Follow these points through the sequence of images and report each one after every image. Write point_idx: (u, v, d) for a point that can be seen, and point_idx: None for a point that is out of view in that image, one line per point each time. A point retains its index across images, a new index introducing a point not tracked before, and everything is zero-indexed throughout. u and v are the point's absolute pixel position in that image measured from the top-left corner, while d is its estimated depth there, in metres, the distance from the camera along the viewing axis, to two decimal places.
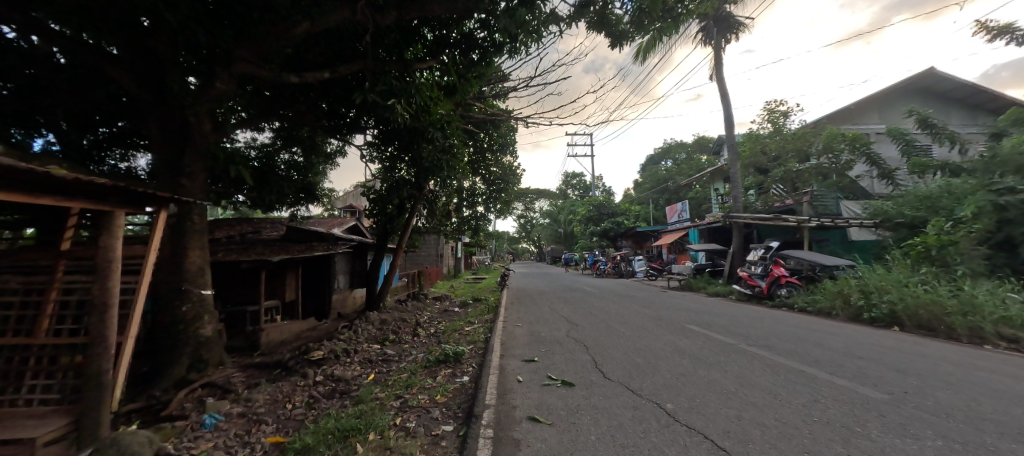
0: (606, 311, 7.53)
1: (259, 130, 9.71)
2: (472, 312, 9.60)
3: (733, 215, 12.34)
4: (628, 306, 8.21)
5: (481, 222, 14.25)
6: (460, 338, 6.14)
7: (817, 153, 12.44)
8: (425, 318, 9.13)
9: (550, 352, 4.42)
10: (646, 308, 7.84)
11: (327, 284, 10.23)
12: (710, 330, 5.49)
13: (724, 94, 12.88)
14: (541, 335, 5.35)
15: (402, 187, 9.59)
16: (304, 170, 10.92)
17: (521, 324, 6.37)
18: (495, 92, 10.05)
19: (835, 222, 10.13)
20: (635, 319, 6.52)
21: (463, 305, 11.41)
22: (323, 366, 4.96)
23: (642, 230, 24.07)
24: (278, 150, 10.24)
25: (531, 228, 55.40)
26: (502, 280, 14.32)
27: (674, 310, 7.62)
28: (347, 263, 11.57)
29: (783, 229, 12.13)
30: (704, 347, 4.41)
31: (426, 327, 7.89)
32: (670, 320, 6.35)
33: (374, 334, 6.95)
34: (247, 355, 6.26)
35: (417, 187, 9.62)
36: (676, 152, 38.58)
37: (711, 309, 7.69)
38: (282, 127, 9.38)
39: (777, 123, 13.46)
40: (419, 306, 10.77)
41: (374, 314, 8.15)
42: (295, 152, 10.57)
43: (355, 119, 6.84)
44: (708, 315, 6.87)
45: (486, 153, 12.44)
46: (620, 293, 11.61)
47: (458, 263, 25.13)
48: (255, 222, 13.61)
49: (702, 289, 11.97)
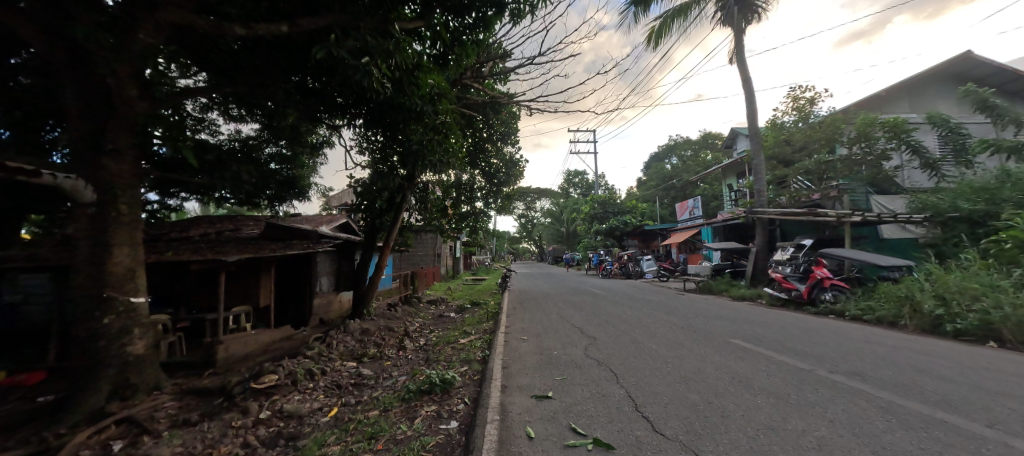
0: (627, 319, 6.42)
1: (240, 119, 8.60)
2: (469, 319, 8.49)
3: (757, 209, 11.26)
4: (650, 313, 7.08)
5: (480, 218, 13.15)
6: (452, 357, 5.00)
7: (848, 142, 11.29)
8: (416, 326, 8.03)
9: (568, 383, 3.30)
10: (673, 316, 6.71)
11: (309, 287, 9.17)
12: (765, 348, 4.35)
13: (746, 78, 11.75)
14: (555, 354, 4.24)
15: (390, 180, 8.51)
16: (288, 163, 9.84)
17: (527, 337, 5.25)
18: (494, 71, 8.96)
19: (878, 217, 8.99)
20: (664, 330, 5.39)
21: (460, 310, 10.28)
22: (275, 396, 3.86)
23: (649, 228, 22.93)
24: (261, 141, 9.14)
25: (533, 227, 54.23)
26: (503, 281, 13.22)
27: (707, 318, 6.47)
28: (333, 264, 10.50)
29: (815, 225, 10.99)
30: (776, 376, 3.28)
31: (415, 338, 6.79)
32: (709, 332, 5.21)
33: (351, 348, 5.83)
34: (195, 376, 5.15)
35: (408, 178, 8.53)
36: (682, 148, 37.21)
37: (750, 317, 6.56)
38: (262, 115, 8.25)
39: (803, 111, 12.35)
40: (411, 311, 9.64)
41: (356, 322, 7.03)
42: (282, 145, 9.46)
43: (328, 93, 5.72)
44: (751, 325, 5.75)
45: (485, 143, 11.35)
46: (633, 296, 10.50)
47: (456, 263, 23.96)
48: (236, 218, 12.54)
49: (723, 292, 10.84)
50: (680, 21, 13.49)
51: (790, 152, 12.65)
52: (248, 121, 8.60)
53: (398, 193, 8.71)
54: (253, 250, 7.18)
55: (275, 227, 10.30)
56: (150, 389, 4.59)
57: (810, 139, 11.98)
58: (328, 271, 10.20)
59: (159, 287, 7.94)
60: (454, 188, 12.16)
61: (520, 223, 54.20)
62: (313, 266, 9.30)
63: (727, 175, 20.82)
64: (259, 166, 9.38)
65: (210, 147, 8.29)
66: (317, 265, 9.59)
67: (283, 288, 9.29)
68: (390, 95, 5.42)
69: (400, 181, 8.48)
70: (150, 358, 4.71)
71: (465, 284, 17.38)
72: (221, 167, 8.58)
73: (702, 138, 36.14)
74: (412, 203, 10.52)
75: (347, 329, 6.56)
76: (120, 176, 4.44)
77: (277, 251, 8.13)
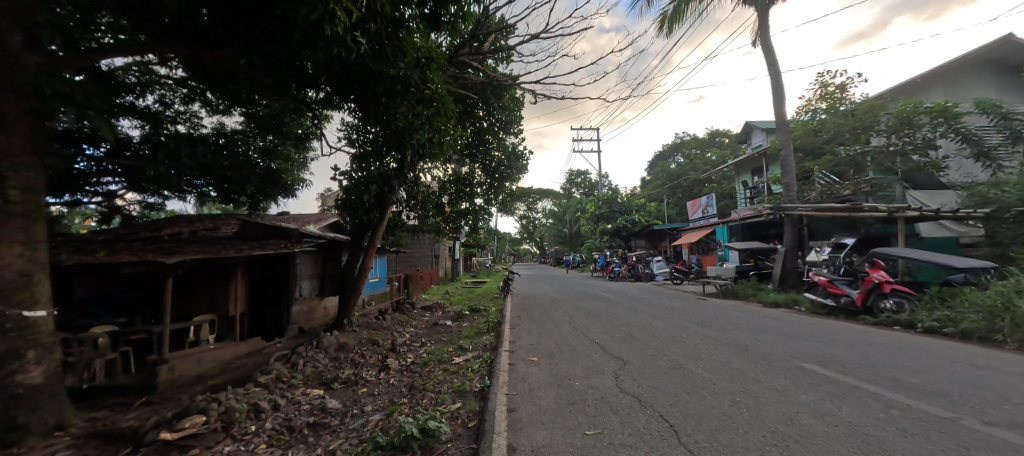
0: (657, 332, 5.34)
1: (228, 112, 7.60)
2: (468, 329, 7.41)
3: (786, 205, 10.22)
4: (680, 324, 5.99)
5: (480, 216, 12.09)
6: (442, 386, 3.89)
7: (887, 130, 10.22)
8: (406, 338, 6.95)
9: (605, 442, 2.23)
10: (709, 328, 5.62)
11: (287, 292, 8.14)
12: (856, 377, 3.28)
13: (772, 62, 10.69)
14: (579, 389, 3.15)
15: (376, 172, 7.51)
16: (273, 156, 8.82)
17: (538, 359, 4.16)
18: (495, 47, 7.92)
19: (934, 211, 7.93)
20: (709, 349, 4.32)
21: (457, 318, 9.20)
22: (197, 450, 2.78)
23: (658, 228, 21.81)
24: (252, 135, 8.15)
25: (534, 228, 53.00)
26: (505, 284, 12.13)
27: (752, 331, 5.37)
28: (317, 265, 9.46)
29: (850, 222, 9.94)
30: (917, 434, 2.21)
31: (402, 354, 5.72)
32: (770, 353, 4.10)
33: (321, 369, 4.76)
34: (123, 412, 4.07)
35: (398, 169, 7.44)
36: (689, 146, 35.86)
37: (804, 330, 5.45)
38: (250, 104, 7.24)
39: (833, 99, 11.34)
40: (403, 320, 8.54)
41: (332, 334, 5.95)
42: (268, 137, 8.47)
43: (296, 58, 4.68)
44: (813, 342, 4.66)
45: (486, 133, 10.43)
46: (652, 302, 9.42)
47: (455, 265, 22.84)
48: (214, 217, 11.48)
49: (750, 297, 9.70)
50: (697, 3, 12.44)
51: (820, 142, 11.56)
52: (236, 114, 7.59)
53: (389, 199, 7.64)
54: (218, 251, 6.16)
55: (255, 225, 9.28)
56: (48, 431, 3.43)
57: (842, 127, 10.89)
58: (311, 273, 9.16)
59: (111, 293, 6.91)
60: (452, 183, 11.17)
61: (522, 224, 52.94)
62: (292, 269, 8.26)
63: (740, 172, 19.66)
64: (242, 158, 8.35)
65: (194, 141, 7.26)
66: (298, 267, 8.53)
67: (259, 292, 8.26)
68: (365, 54, 4.38)
69: (395, 188, 7.41)
70: (54, 392, 3.56)
71: (464, 288, 16.25)
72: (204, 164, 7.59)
73: (709, 137, 34.91)
74: (404, 200, 9.47)
75: (320, 343, 5.46)
76: (14, 152, 3.26)
77: (249, 251, 7.11)
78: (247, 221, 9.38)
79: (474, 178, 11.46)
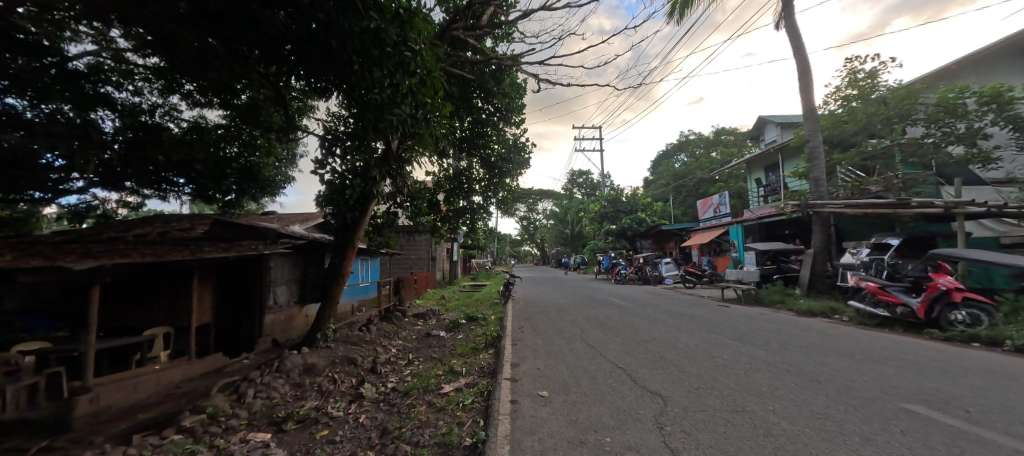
0: (691, 352, 4.39)
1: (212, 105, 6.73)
2: (464, 344, 6.44)
3: (816, 202, 9.28)
4: (714, 339, 5.03)
5: (478, 215, 11.16)
6: (422, 433, 2.92)
7: (926, 119, 9.29)
8: (391, 354, 5.98)
9: None
10: (750, 346, 4.66)
11: (260, 299, 7.19)
12: (998, 431, 2.35)
13: (798, 45, 9.78)
14: (612, 451, 2.20)
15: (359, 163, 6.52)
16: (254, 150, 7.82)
17: (550, 393, 3.19)
18: (494, 22, 7.05)
19: (995, 207, 6.98)
20: (767, 379, 3.36)
21: (452, 328, 8.22)
22: None
23: (666, 228, 20.77)
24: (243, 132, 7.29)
25: (535, 230, 51.87)
26: (506, 289, 11.18)
27: (806, 350, 4.41)
28: (297, 269, 8.51)
29: (889, 220, 8.99)
30: None
31: (384, 378, 4.76)
32: (852, 387, 3.13)
33: (275, 403, 3.79)
34: None
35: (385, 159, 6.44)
36: (693, 145, 34.87)
37: (871, 349, 4.48)
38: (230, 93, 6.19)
39: (862, 86, 10.24)
40: (392, 331, 7.58)
41: (300, 353, 5.00)
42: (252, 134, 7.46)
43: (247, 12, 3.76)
44: (892, 366, 3.72)
45: (486, 123, 9.63)
46: (671, 310, 8.41)
47: (452, 268, 21.81)
48: (187, 216, 10.47)
49: (778, 304, 8.69)
50: None
51: (848, 134, 10.55)
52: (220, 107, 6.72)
53: (374, 194, 6.71)
54: (179, 253, 5.26)
55: (228, 225, 8.36)
56: None
57: (874, 118, 9.93)
58: (289, 278, 8.21)
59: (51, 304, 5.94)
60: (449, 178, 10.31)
61: (522, 225, 51.86)
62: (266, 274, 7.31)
63: (752, 170, 18.65)
64: (221, 154, 7.34)
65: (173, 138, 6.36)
66: (273, 271, 7.58)
67: (228, 300, 7.33)
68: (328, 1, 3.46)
69: (380, 182, 6.45)
70: None
71: (461, 293, 15.26)
72: (180, 163, 6.66)
73: (714, 136, 33.91)
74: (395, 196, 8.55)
75: (281, 366, 4.49)
76: None
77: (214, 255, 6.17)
78: (221, 220, 8.42)
79: (473, 173, 10.55)
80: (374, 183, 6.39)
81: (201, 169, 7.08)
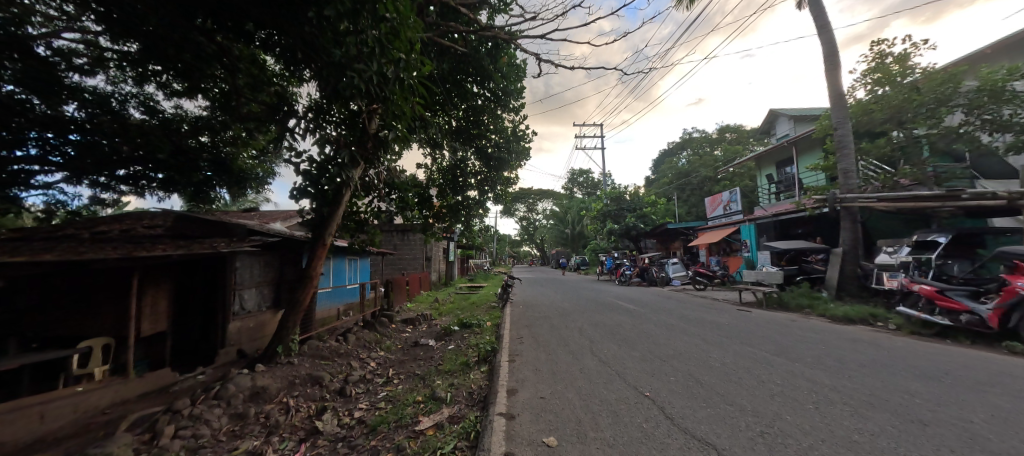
0: (729, 372, 3.54)
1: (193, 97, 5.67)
2: (454, 356, 5.55)
3: (844, 195, 8.45)
4: (753, 356, 4.15)
5: (474, 211, 10.29)
6: None
7: (966, 105, 8.42)
8: (366, 370, 5.09)
9: None
10: (800, 364, 3.80)
11: (224, 304, 6.29)
12: None
13: (824, 25, 8.94)
14: None
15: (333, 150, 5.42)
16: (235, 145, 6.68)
17: (559, 442, 2.32)
18: None
19: None
20: (852, 419, 2.49)
21: (442, 337, 7.32)
22: None
23: (672, 227, 19.88)
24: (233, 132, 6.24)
25: (535, 230, 50.80)
26: (504, 291, 10.30)
27: (872, 370, 3.56)
28: (270, 269, 7.60)
29: (927, 216, 8.13)
30: None
31: (351, 405, 3.88)
32: (979, 437, 2.26)
33: (200, 445, 2.92)
34: None
35: (365, 146, 5.46)
36: (697, 143, 33.99)
37: (955, 370, 3.60)
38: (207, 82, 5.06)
39: (891, 71, 9.32)
40: (375, 339, 6.69)
41: (251, 373, 4.11)
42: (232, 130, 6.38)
43: None
44: (1006, 399, 2.84)
45: (483, 109, 8.81)
46: (689, 315, 7.51)
47: (448, 268, 20.93)
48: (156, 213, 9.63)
49: (806, 309, 7.82)
50: None
51: (877, 123, 9.68)
52: (206, 103, 5.67)
53: (350, 184, 5.62)
54: (109, 252, 4.28)
55: (195, 220, 7.50)
56: None
57: (905, 105, 9.06)
58: (261, 281, 7.30)
59: None
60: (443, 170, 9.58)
61: (522, 225, 50.88)
62: (231, 276, 6.41)
63: (763, 166, 17.77)
64: (195, 145, 6.20)
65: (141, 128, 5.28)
66: (239, 273, 6.65)
67: (189, 304, 6.49)
68: None
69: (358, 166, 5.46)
70: None
71: (456, 295, 14.36)
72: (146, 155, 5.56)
73: (719, 134, 32.99)
74: (380, 187, 7.70)
75: (221, 392, 3.61)
76: None
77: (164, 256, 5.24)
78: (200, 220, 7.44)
79: (467, 165, 9.73)
80: (347, 165, 5.13)
81: (173, 166, 6.05)
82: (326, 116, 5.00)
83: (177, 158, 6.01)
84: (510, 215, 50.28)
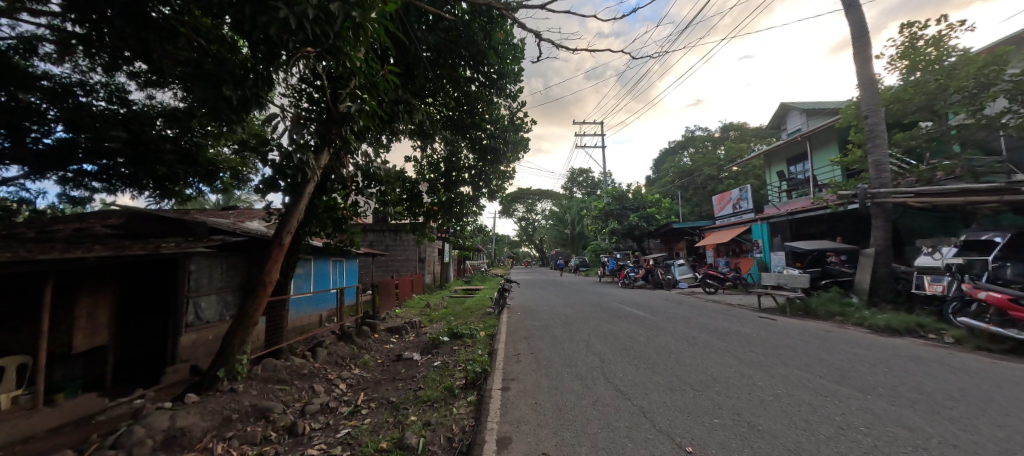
0: (789, 411, 2.71)
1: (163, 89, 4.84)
2: (436, 374, 4.68)
3: (876, 190, 7.66)
4: (812, 384, 3.29)
5: (467, 208, 9.42)
6: None
7: (1010, 91, 7.62)
8: (330, 396, 4.19)
9: None
10: (876, 398, 2.96)
11: (175, 314, 5.43)
12: None
13: (852, 3, 8.14)
14: None
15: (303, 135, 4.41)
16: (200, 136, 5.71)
17: None
18: None
19: None
20: None
21: (429, 349, 6.45)
22: None
23: (677, 227, 19.03)
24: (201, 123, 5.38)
25: (533, 230, 49.81)
26: (500, 295, 9.43)
27: (979, 410, 2.71)
28: (235, 273, 6.75)
29: (971, 213, 7.31)
30: None
31: (296, 451, 3.00)
32: None
33: None
34: None
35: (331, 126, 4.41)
36: (698, 142, 33.25)
37: None
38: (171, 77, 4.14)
39: (924, 55, 8.52)
40: (351, 353, 5.81)
41: (176, 407, 3.24)
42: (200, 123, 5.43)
43: None
44: None
45: (477, 95, 7.99)
46: (709, 324, 6.64)
47: (443, 270, 20.03)
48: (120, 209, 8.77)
49: (838, 317, 6.98)
50: None
51: (908, 112, 8.86)
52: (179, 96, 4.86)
53: (314, 172, 4.35)
54: (37, 253, 3.43)
55: (153, 220, 6.52)
56: None
57: (940, 92, 8.28)
58: (222, 286, 6.43)
59: None
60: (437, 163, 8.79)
61: (521, 225, 49.94)
62: (184, 281, 5.55)
63: (772, 163, 16.97)
64: (152, 135, 5.18)
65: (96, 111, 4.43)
66: (194, 277, 5.79)
67: (138, 313, 5.65)
68: None
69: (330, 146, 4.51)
70: None
71: (449, 299, 13.46)
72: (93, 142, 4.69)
73: (721, 132, 32.27)
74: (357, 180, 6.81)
75: (120, 439, 2.73)
76: None
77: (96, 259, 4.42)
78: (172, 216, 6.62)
79: (461, 159, 8.87)
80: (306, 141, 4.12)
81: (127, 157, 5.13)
82: (273, 85, 4.11)
83: (133, 146, 5.13)
84: (508, 216, 49.23)
